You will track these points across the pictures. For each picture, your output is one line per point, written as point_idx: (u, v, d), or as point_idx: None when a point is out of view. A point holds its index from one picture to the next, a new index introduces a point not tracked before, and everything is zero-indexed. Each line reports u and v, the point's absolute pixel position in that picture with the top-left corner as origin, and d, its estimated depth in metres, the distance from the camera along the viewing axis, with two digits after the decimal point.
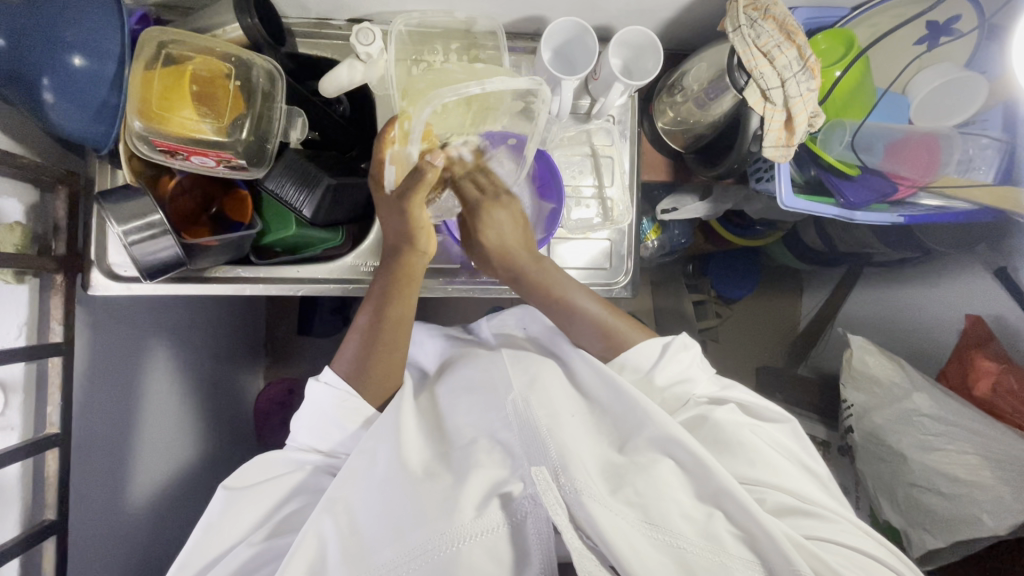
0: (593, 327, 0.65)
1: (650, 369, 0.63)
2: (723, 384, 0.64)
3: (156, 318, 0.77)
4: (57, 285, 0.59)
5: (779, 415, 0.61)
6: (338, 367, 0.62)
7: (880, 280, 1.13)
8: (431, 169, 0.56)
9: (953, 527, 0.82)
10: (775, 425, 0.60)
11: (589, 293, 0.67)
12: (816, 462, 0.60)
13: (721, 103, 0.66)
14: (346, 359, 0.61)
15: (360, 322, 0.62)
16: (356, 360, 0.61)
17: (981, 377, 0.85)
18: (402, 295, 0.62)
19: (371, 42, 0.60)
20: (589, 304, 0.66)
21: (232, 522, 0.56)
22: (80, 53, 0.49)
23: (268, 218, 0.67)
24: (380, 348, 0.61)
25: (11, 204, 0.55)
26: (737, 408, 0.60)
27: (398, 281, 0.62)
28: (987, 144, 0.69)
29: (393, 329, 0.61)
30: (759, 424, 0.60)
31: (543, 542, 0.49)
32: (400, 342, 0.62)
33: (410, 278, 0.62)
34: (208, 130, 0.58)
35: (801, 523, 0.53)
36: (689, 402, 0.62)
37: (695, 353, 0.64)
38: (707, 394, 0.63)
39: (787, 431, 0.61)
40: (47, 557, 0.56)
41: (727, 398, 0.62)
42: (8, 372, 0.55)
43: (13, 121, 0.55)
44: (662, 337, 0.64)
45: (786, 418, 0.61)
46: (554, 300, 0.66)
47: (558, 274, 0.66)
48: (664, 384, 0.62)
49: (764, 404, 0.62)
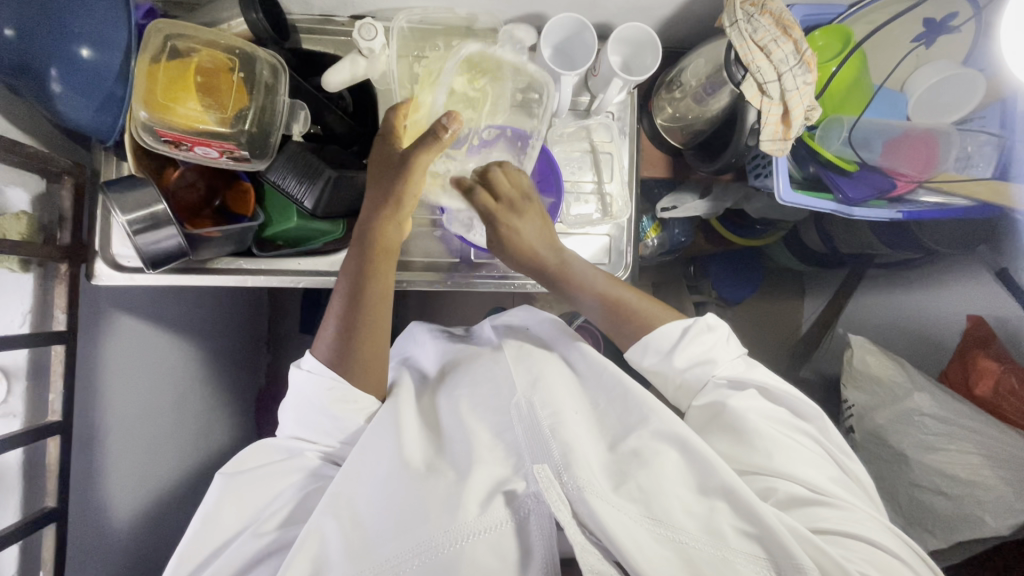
0: (608, 310, 0.65)
1: (670, 351, 0.61)
2: (748, 363, 0.62)
3: (157, 311, 0.78)
4: (60, 274, 0.60)
5: (811, 411, 0.59)
6: (319, 354, 0.60)
7: (882, 282, 1.12)
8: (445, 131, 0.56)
9: (955, 528, 0.81)
10: (801, 420, 0.58)
11: (593, 266, 0.67)
12: (844, 458, 0.58)
13: (719, 98, 0.67)
14: (325, 346, 0.59)
15: (335, 305, 0.60)
16: (336, 345, 0.59)
17: (983, 376, 0.85)
18: (376, 268, 0.60)
19: (373, 37, 0.61)
20: (592, 277, 0.66)
21: (230, 508, 0.57)
22: (87, 44, 0.50)
23: (270, 211, 0.68)
24: (360, 333, 0.59)
25: (17, 192, 0.56)
26: (757, 394, 0.59)
27: (371, 245, 0.61)
28: (986, 140, 0.71)
29: (371, 307, 0.60)
30: (790, 420, 0.58)
31: (546, 537, 0.49)
32: (380, 322, 0.60)
33: (383, 246, 0.61)
34: (212, 121, 0.59)
35: (817, 511, 0.52)
36: (708, 383, 0.60)
37: (720, 336, 0.62)
38: (727, 376, 0.60)
39: (817, 427, 0.59)
40: (46, 545, 0.57)
41: (748, 380, 0.59)
42: (11, 359, 0.56)
43: (19, 112, 0.56)
44: (682, 321, 0.62)
45: (817, 415, 0.59)
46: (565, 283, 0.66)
47: (575, 259, 0.65)
48: (685, 367, 0.61)
49: (784, 388, 0.60)
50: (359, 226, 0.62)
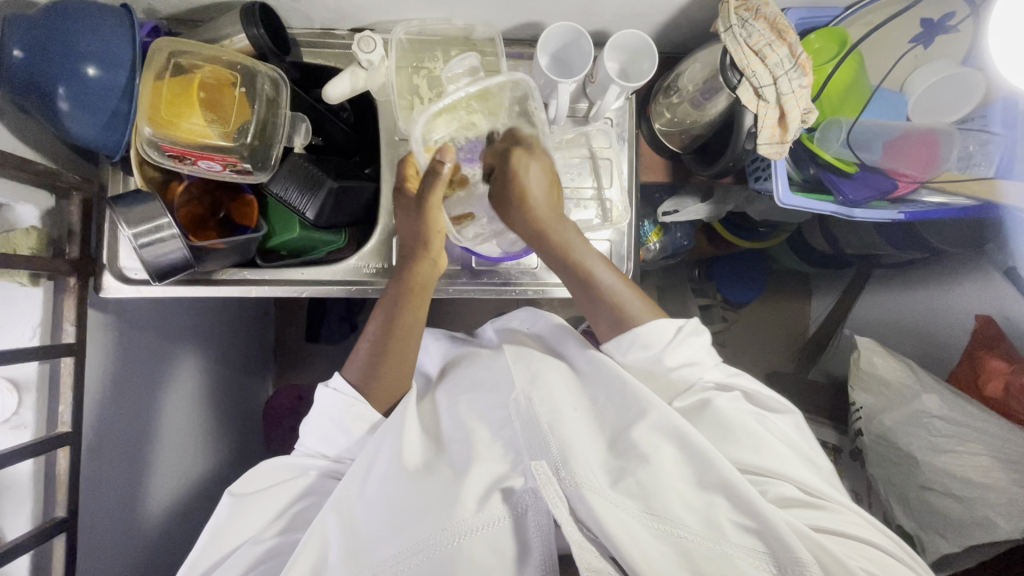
0: (601, 300, 0.63)
1: (661, 350, 0.60)
2: (729, 371, 0.62)
3: (163, 322, 0.79)
4: (70, 287, 0.61)
5: (783, 406, 0.61)
6: (349, 376, 0.62)
7: (890, 281, 1.11)
8: (440, 165, 0.59)
9: (966, 531, 0.80)
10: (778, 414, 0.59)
11: (606, 261, 0.64)
12: (817, 455, 0.59)
13: (715, 104, 0.68)
14: (357, 366, 0.62)
15: (370, 329, 0.63)
16: (364, 367, 0.62)
17: (992, 377, 0.84)
18: (407, 303, 0.63)
19: (372, 50, 0.63)
20: (605, 275, 0.63)
21: (239, 523, 0.57)
22: (92, 63, 0.52)
23: (274, 221, 0.69)
24: (385, 359, 0.61)
25: (27, 208, 0.57)
26: (742, 396, 0.59)
27: (406, 282, 0.63)
28: (987, 140, 0.71)
29: (402, 332, 0.62)
30: (763, 414, 0.59)
31: (543, 534, 0.49)
32: (409, 346, 0.63)
33: (418, 281, 0.64)
34: (215, 135, 0.60)
35: (806, 514, 0.52)
36: (695, 385, 0.60)
37: (706, 338, 0.62)
38: (714, 379, 0.61)
39: (791, 422, 0.60)
40: (57, 555, 0.57)
41: (733, 385, 0.61)
42: (21, 372, 0.57)
43: (28, 130, 0.58)
44: (675, 319, 0.61)
45: (792, 409, 0.61)
46: (567, 262, 0.63)
47: (577, 239, 0.63)
48: (674, 365, 0.60)
49: (767, 392, 0.61)
50: (398, 262, 0.65)
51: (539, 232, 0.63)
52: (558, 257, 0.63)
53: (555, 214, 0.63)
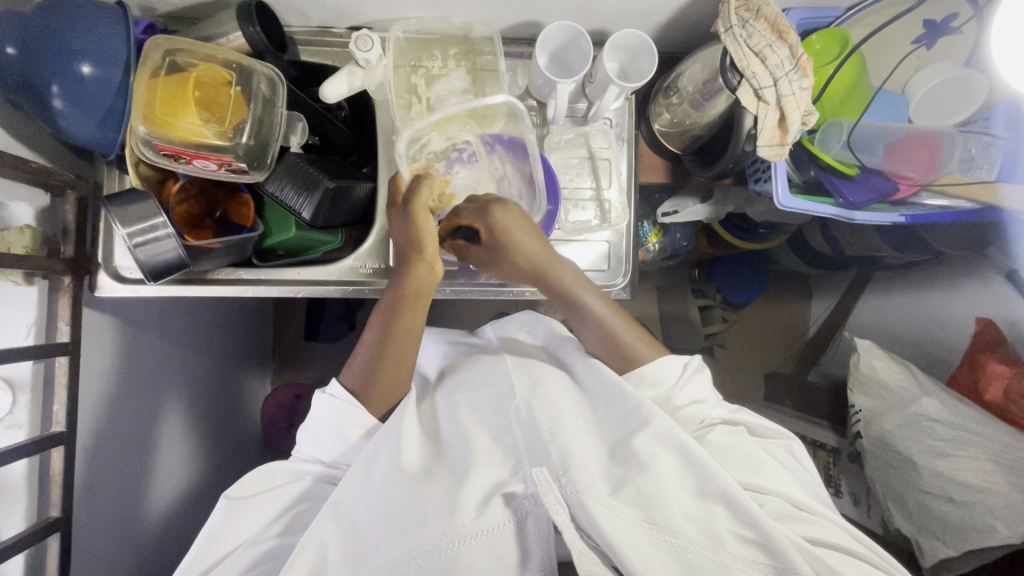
0: (601, 332, 0.64)
1: (670, 386, 0.61)
2: (731, 407, 0.63)
3: (161, 321, 0.79)
4: (65, 286, 0.60)
5: (776, 433, 0.61)
6: (345, 381, 0.62)
7: (890, 283, 1.11)
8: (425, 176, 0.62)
9: (966, 536, 0.79)
10: (777, 441, 0.60)
11: (598, 291, 0.66)
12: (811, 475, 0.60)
13: (715, 105, 0.67)
14: (355, 371, 0.62)
15: (368, 336, 0.63)
16: (363, 372, 0.61)
17: (992, 381, 0.83)
18: (403, 312, 0.62)
19: (368, 48, 0.62)
20: (597, 306, 0.65)
21: (234, 530, 0.56)
22: (87, 61, 0.52)
23: (270, 220, 0.68)
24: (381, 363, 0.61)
25: (22, 207, 0.57)
26: (745, 430, 0.60)
27: (403, 290, 0.62)
28: (989, 142, 0.70)
29: (398, 342, 0.61)
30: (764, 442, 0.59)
31: (543, 540, 0.49)
32: (407, 357, 0.62)
33: (416, 289, 0.62)
34: (211, 134, 0.59)
35: (800, 527, 0.51)
36: (703, 421, 0.60)
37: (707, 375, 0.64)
38: (720, 416, 0.61)
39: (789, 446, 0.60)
40: (50, 555, 0.57)
41: (737, 420, 0.61)
42: (15, 371, 0.56)
43: (22, 128, 0.57)
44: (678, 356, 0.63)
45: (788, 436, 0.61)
46: (563, 293, 0.65)
47: (571, 271, 0.65)
48: (680, 404, 0.61)
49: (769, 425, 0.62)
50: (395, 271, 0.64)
51: (537, 273, 0.65)
52: (556, 295, 0.66)
53: (550, 255, 0.64)
